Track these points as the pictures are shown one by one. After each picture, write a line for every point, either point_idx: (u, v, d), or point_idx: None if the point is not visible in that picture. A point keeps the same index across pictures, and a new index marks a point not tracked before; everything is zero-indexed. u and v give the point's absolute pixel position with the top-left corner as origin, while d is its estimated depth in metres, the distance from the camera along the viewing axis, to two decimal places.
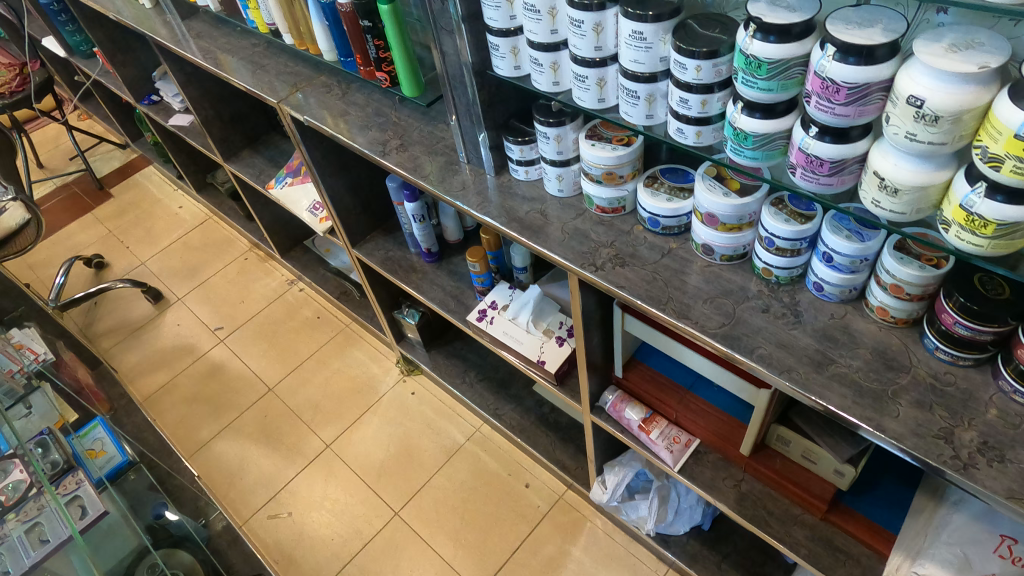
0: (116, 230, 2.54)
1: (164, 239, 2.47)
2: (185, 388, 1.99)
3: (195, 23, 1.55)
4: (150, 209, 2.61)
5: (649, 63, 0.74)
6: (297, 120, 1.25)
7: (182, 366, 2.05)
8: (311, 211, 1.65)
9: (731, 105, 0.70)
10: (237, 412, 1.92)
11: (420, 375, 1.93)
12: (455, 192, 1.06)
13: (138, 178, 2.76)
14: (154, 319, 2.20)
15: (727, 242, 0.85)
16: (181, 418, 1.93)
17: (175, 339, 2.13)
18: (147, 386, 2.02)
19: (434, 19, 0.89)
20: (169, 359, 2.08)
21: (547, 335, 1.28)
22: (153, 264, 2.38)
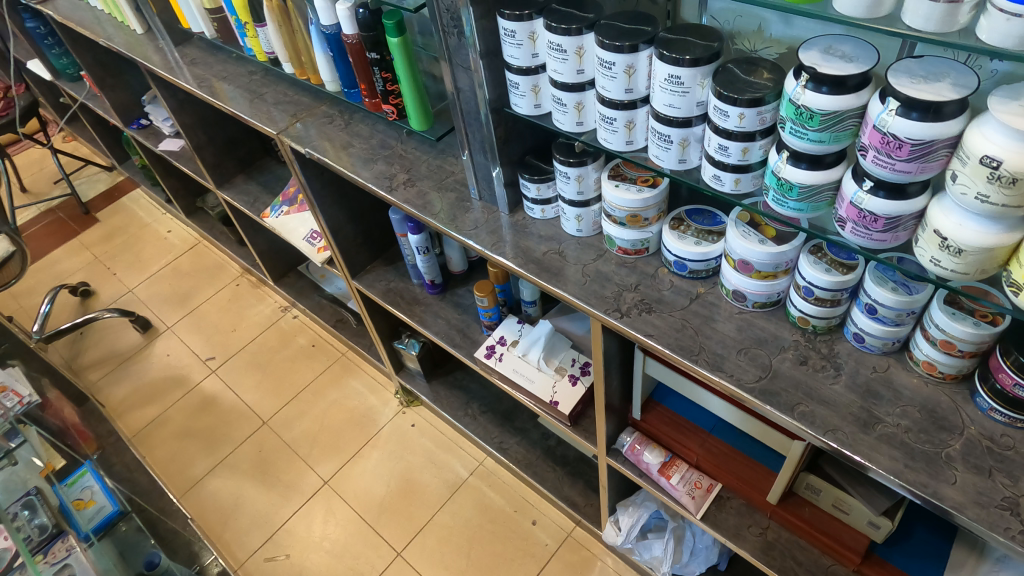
0: (103, 256, 2.51)
1: (153, 264, 2.45)
2: (176, 422, 1.95)
3: (190, 50, 1.54)
4: (138, 233, 2.59)
5: (685, 108, 0.69)
6: (297, 152, 1.20)
7: (173, 400, 2.01)
8: (309, 239, 1.59)
9: (775, 154, 0.66)
10: (231, 447, 1.87)
11: (418, 405, 1.88)
12: (467, 230, 1.00)
13: (125, 201, 2.74)
14: (144, 350, 2.17)
15: (761, 290, 0.80)
16: (171, 455, 1.88)
17: (165, 371, 2.10)
18: (135, 421, 1.98)
19: (450, 54, 0.84)
20: (159, 392, 2.04)
21: (560, 373, 1.22)
22: (141, 291, 2.35)
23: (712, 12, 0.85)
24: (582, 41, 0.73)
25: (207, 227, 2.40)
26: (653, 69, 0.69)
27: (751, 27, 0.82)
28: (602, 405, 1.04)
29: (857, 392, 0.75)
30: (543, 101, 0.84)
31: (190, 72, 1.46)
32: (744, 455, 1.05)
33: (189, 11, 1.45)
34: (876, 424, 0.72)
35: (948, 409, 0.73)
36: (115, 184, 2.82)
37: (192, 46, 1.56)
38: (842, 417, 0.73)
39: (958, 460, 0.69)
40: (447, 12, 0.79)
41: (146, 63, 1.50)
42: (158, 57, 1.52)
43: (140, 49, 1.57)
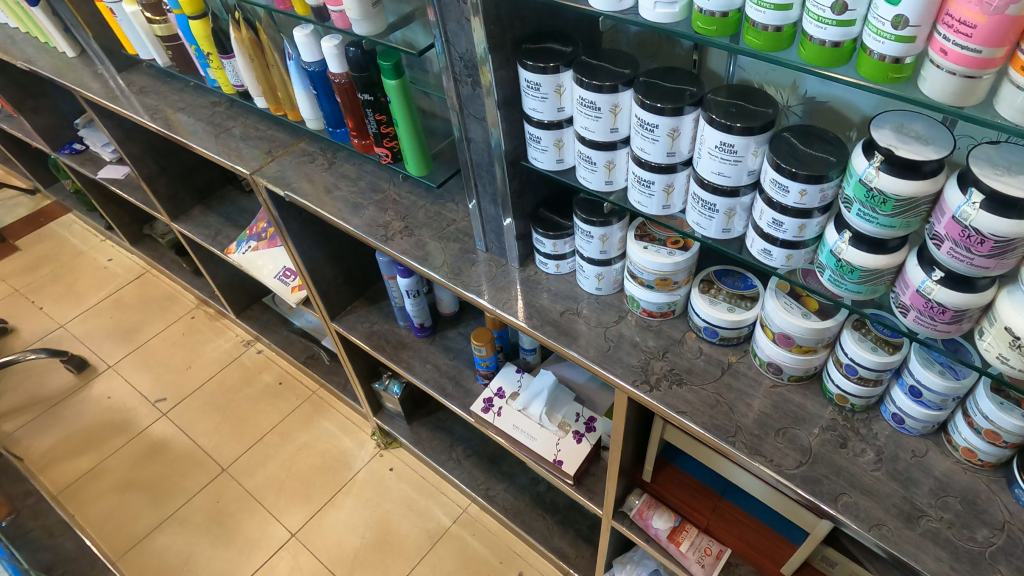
0: (26, 287, 2.33)
1: (90, 296, 2.27)
2: (115, 474, 1.79)
3: (137, 76, 1.45)
4: (71, 262, 2.41)
5: (734, 177, 0.63)
6: (274, 193, 1.10)
7: (116, 446, 1.85)
8: (282, 277, 1.48)
9: (835, 233, 0.61)
10: (184, 498, 1.72)
11: (397, 447, 1.76)
12: (475, 286, 0.92)
13: (52, 226, 2.56)
14: (75, 392, 2.00)
15: (798, 363, 0.76)
16: (113, 509, 1.72)
17: (106, 414, 1.93)
18: (65, 475, 1.81)
19: (463, 104, 0.77)
20: (98, 438, 1.88)
21: (563, 430, 1.15)
22: (74, 326, 2.18)
23: (742, 64, 0.77)
24: (619, 99, 0.65)
25: (156, 255, 2.26)
26: (703, 134, 0.62)
27: (784, 82, 0.76)
28: (615, 468, 0.99)
29: (896, 480, 0.72)
30: (567, 155, 0.76)
31: (139, 100, 1.37)
32: (758, 521, 1.01)
33: (136, 37, 1.33)
34: (919, 517, 0.69)
35: (987, 500, 0.69)
36: (40, 210, 2.63)
37: (140, 73, 1.47)
38: (885, 509, 0.70)
39: (1002, 561, 0.65)
40: (461, 60, 0.72)
41: (83, 89, 1.42)
42: (98, 82, 1.44)
43: (73, 75, 1.49)
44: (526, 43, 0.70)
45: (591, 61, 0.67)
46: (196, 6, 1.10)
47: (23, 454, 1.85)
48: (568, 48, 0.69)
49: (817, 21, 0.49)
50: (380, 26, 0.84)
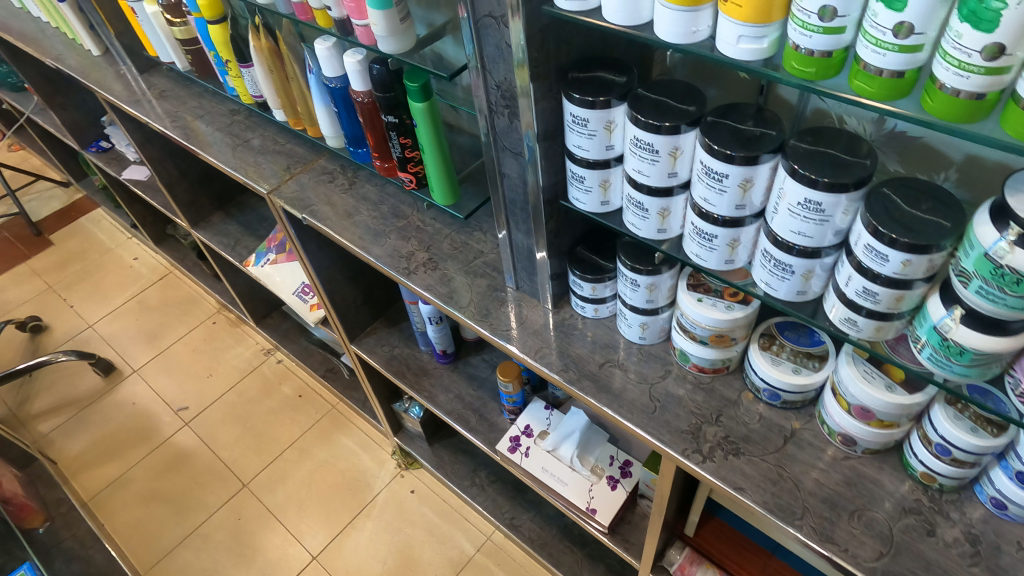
0: (57, 284, 2.32)
1: (117, 296, 2.25)
2: (140, 484, 1.77)
3: (157, 78, 1.39)
4: (99, 260, 2.39)
5: (818, 237, 0.52)
6: (292, 215, 1.02)
7: (141, 455, 1.83)
8: (300, 293, 1.41)
9: (943, 309, 0.49)
10: (205, 514, 1.69)
11: (418, 467, 1.71)
12: (504, 330, 0.83)
13: (83, 222, 2.54)
14: (103, 396, 1.98)
15: (878, 439, 0.66)
16: (137, 522, 1.70)
17: (131, 420, 1.91)
18: (94, 482, 1.79)
19: (497, 135, 0.67)
20: (123, 446, 1.86)
21: (596, 475, 1.07)
22: (102, 327, 2.16)
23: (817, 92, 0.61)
24: (680, 141, 0.55)
25: (180, 256, 2.21)
26: (783, 188, 0.51)
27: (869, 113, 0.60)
28: (656, 526, 0.90)
29: None
30: (613, 196, 0.66)
31: (158, 106, 1.30)
32: None
33: (157, 39, 1.27)
34: None
35: None
36: (72, 203, 2.62)
37: (160, 75, 1.40)
38: None
39: None
40: (498, 89, 0.63)
41: (105, 91, 1.36)
42: (120, 84, 1.38)
43: (97, 75, 1.43)
44: (572, 71, 0.61)
45: (649, 95, 0.57)
46: (216, 11, 1.02)
47: (56, 457, 1.85)
48: (621, 79, 0.59)
49: (958, 69, 0.36)
50: (408, 43, 0.75)
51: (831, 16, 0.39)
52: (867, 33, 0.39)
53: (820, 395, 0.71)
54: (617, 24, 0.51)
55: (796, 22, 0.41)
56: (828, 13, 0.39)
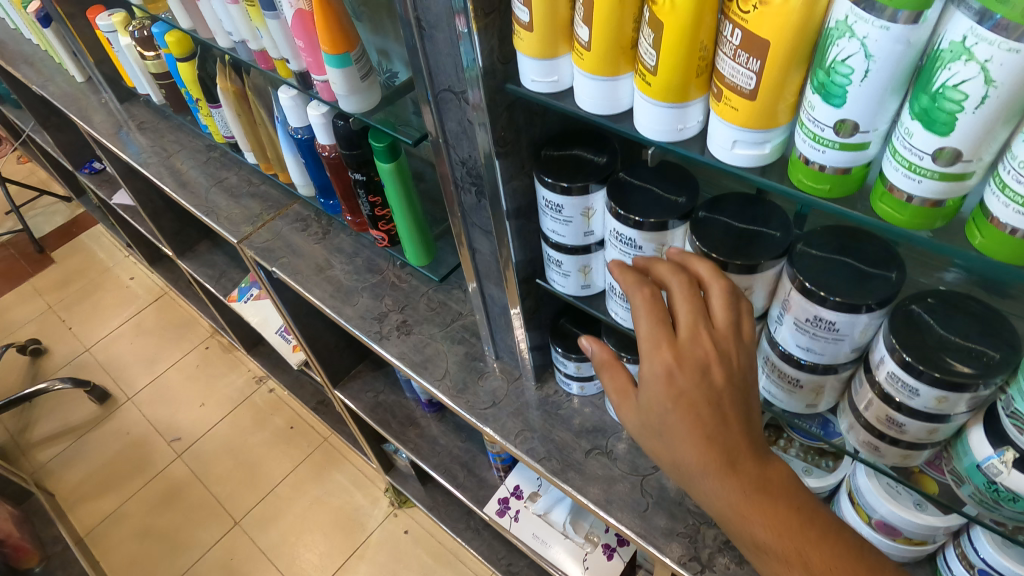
0: (58, 304, 2.27)
1: (113, 318, 2.20)
2: (134, 519, 1.72)
3: (138, 109, 1.34)
4: (96, 279, 2.34)
5: (831, 354, 0.45)
6: (263, 266, 0.96)
7: (135, 488, 1.78)
8: (283, 333, 1.37)
9: (992, 450, 0.41)
10: (198, 553, 1.64)
11: (412, 507, 1.64)
12: (480, 408, 0.76)
13: (83, 238, 2.50)
14: (100, 424, 1.93)
15: (905, 554, 0.58)
16: (130, 560, 1.65)
17: (125, 451, 1.87)
18: (90, 517, 1.75)
19: (465, 212, 0.60)
20: (117, 478, 1.81)
21: (591, 541, 0.99)
22: (99, 352, 2.11)
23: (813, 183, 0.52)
24: (668, 238, 0.48)
25: (174, 278, 2.15)
26: (789, 300, 0.44)
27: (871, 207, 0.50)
28: None
29: None
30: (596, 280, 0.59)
31: (137, 139, 1.25)
32: None
33: (133, 71, 1.20)
34: None
35: None
36: (74, 219, 2.57)
37: (139, 106, 1.34)
38: None
39: None
40: (463, 166, 0.55)
41: (85, 123, 1.31)
42: (102, 115, 1.33)
43: (80, 104, 1.38)
44: (545, 147, 0.54)
45: (631, 181, 0.50)
46: (185, 47, 0.97)
47: (54, 489, 1.81)
48: (601, 159, 0.52)
49: (1021, 206, 0.29)
50: (374, 99, 0.68)
51: (851, 131, 0.32)
52: (898, 155, 0.32)
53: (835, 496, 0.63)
54: (592, 113, 0.43)
55: (805, 131, 0.34)
56: (847, 128, 0.32)
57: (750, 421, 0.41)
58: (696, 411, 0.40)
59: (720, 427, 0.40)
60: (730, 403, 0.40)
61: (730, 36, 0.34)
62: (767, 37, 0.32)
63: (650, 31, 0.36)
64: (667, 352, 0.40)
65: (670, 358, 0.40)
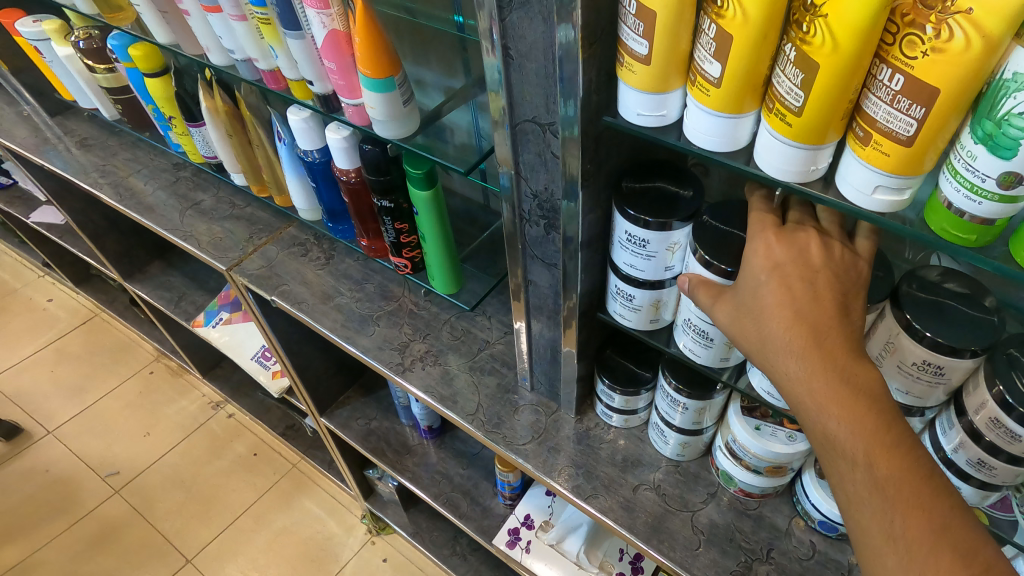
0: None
1: (27, 343, 1.83)
2: (55, 568, 1.41)
3: (76, 121, 1.16)
4: (0, 303, 1.95)
5: (924, 395, 0.44)
6: (258, 295, 0.87)
7: (56, 532, 1.47)
8: (260, 359, 1.19)
9: None
10: None
11: (392, 533, 1.43)
12: (520, 444, 0.73)
13: None
14: (10, 464, 1.59)
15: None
16: None
17: (46, 491, 1.54)
18: None
19: (526, 243, 0.57)
20: (35, 523, 1.48)
21: (605, 570, 0.96)
22: (9, 382, 1.74)
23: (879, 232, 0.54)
24: None
25: (107, 300, 1.82)
26: (893, 341, 0.43)
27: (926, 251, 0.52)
28: None
29: None
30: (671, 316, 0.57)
31: (80, 157, 1.08)
32: None
33: (74, 84, 1.04)
34: None
35: None
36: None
37: (79, 120, 1.16)
38: None
39: None
40: (534, 199, 0.53)
41: (6, 138, 1.14)
42: (24, 129, 1.16)
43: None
44: (624, 179, 0.52)
45: (714, 224, 0.49)
46: (154, 63, 0.85)
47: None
48: (686, 192, 0.50)
49: None
50: (412, 125, 0.63)
51: (1014, 183, 0.31)
52: None
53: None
54: (706, 149, 0.41)
55: (960, 180, 0.33)
56: (1012, 180, 0.31)
57: (847, 318, 0.40)
58: (790, 284, 0.41)
59: (811, 302, 0.40)
60: (828, 289, 0.41)
61: (888, 80, 0.32)
62: (937, 85, 0.30)
63: (797, 69, 0.34)
64: (770, 232, 0.43)
65: (772, 237, 0.43)
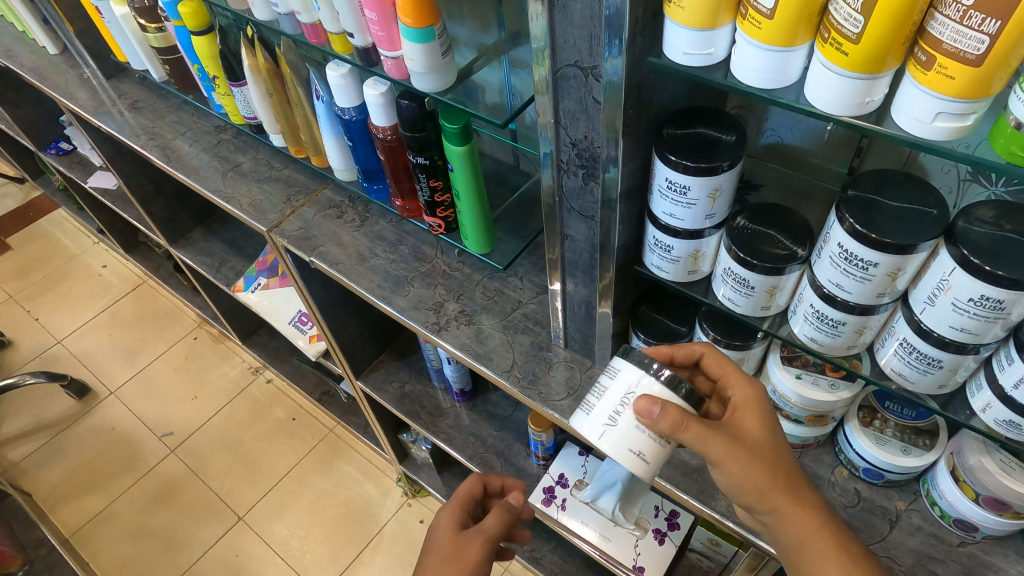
0: (19, 295, 1.95)
1: (86, 307, 1.90)
2: (125, 520, 1.49)
3: (125, 83, 1.17)
4: (59, 269, 2.01)
5: (980, 332, 0.42)
6: (297, 256, 0.88)
7: (124, 487, 1.54)
8: (296, 323, 1.21)
9: None
10: (197, 553, 1.42)
11: (427, 495, 1.46)
12: (555, 399, 0.74)
13: (42, 224, 2.14)
14: (80, 421, 1.66)
15: (1006, 529, 0.54)
16: (124, 562, 1.42)
17: (108, 447, 1.61)
18: (73, 516, 1.50)
19: (564, 195, 0.57)
20: (102, 477, 1.56)
21: (642, 527, 0.97)
22: (74, 343, 1.82)
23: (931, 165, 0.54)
24: (830, 237, 0.45)
25: (154, 266, 1.86)
26: (948, 279, 0.41)
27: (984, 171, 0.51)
28: None
29: None
30: (635, 446, 0.51)
31: (130, 119, 1.09)
32: None
33: (128, 45, 1.05)
34: None
35: None
36: (28, 203, 2.20)
37: (131, 83, 1.17)
38: None
39: None
40: (573, 147, 0.52)
41: (68, 100, 1.13)
42: (84, 92, 1.15)
43: (55, 80, 1.19)
44: (665, 126, 0.51)
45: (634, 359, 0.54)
46: (201, 20, 0.85)
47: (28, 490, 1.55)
48: (730, 137, 0.49)
49: None
50: (449, 79, 0.62)
51: None
52: None
53: (926, 471, 0.60)
54: (755, 87, 0.40)
55: None
56: None
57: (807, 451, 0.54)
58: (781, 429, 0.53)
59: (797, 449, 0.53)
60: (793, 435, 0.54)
61: None
62: None
63: None
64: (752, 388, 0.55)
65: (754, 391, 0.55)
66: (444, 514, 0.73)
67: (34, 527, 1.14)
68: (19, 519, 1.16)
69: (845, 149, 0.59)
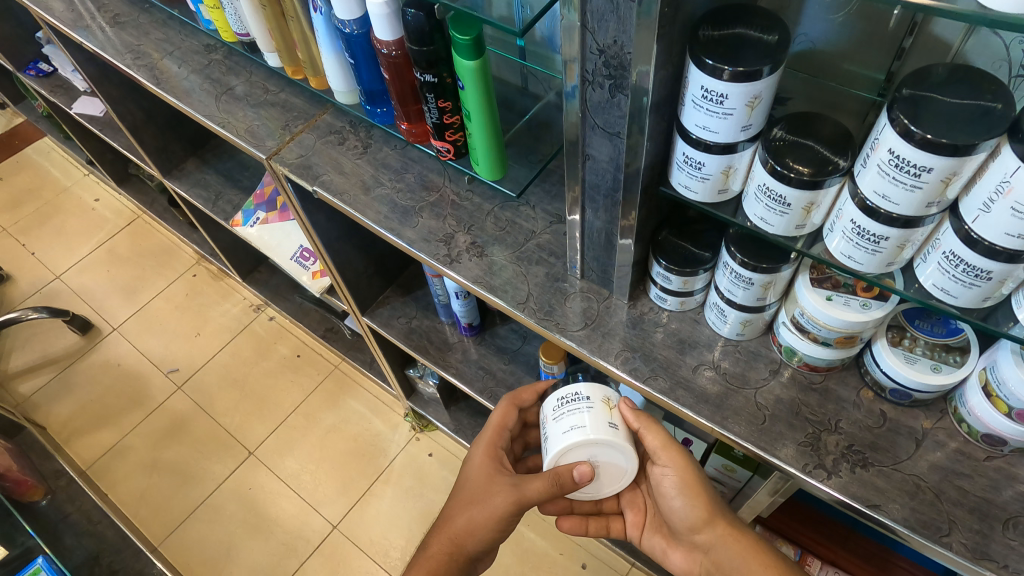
0: (13, 228, 1.90)
1: (82, 243, 1.86)
2: (139, 454, 1.51)
3: None
4: (52, 202, 1.96)
5: None
6: (298, 186, 0.84)
7: (135, 422, 1.55)
8: (298, 259, 1.18)
9: None
10: (212, 485, 1.45)
11: (435, 430, 1.48)
12: (572, 329, 0.72)
13: (30, 154, 2.07)
14: (85, 357, 1.66)
15: None
16: (141, 493, 1.46)
17: (117, 383, 1.62)
18: (88, 449, 1.52)
19: (587, 111, 0.53)
20: (114, 411, 1.57)
21: None
22: (73, 278, 1.79)
23: (979, 66, 0.50)
24: (880, 138, 0.42)
25: (147, 201, 1.81)
26: (1010, 180, 0.38)
27: None
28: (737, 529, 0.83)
29: None
30: (571, 426, 0.62)
31: (112, 36, 1.02)
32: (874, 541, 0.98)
33: None
34: None
35: None
36: (13, 131, 2.12)
37: None
38: None
39: None
40: (600, 55, 0.48)
41: (44, 13, 1.05)
42: (61, 3, 1.07)
43: None
44: (702, 27, 0.47)
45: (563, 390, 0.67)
46: None
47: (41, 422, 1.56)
48: (771, 38, 0.45)
49: None
50: None
51: None
52: None
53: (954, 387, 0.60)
54: None
55: None
56: None
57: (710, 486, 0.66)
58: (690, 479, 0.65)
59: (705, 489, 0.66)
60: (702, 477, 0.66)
61: None
62: None
63: None
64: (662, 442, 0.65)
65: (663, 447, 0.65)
66: (477, 454, 0.71)
67: (52, 457, 1.14)
68: (36, 449, 1.16)
69: (884, 53, 0.55)
